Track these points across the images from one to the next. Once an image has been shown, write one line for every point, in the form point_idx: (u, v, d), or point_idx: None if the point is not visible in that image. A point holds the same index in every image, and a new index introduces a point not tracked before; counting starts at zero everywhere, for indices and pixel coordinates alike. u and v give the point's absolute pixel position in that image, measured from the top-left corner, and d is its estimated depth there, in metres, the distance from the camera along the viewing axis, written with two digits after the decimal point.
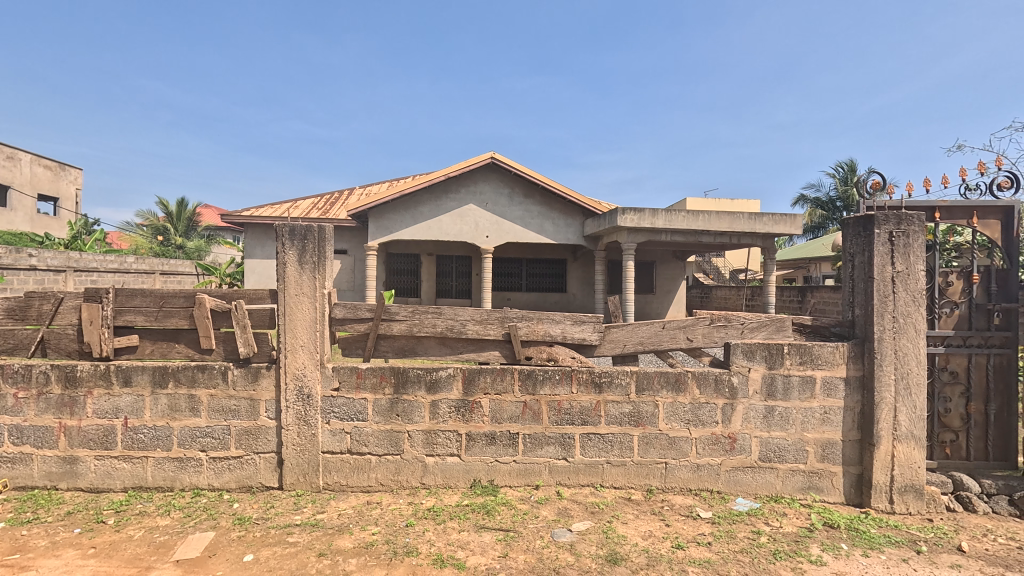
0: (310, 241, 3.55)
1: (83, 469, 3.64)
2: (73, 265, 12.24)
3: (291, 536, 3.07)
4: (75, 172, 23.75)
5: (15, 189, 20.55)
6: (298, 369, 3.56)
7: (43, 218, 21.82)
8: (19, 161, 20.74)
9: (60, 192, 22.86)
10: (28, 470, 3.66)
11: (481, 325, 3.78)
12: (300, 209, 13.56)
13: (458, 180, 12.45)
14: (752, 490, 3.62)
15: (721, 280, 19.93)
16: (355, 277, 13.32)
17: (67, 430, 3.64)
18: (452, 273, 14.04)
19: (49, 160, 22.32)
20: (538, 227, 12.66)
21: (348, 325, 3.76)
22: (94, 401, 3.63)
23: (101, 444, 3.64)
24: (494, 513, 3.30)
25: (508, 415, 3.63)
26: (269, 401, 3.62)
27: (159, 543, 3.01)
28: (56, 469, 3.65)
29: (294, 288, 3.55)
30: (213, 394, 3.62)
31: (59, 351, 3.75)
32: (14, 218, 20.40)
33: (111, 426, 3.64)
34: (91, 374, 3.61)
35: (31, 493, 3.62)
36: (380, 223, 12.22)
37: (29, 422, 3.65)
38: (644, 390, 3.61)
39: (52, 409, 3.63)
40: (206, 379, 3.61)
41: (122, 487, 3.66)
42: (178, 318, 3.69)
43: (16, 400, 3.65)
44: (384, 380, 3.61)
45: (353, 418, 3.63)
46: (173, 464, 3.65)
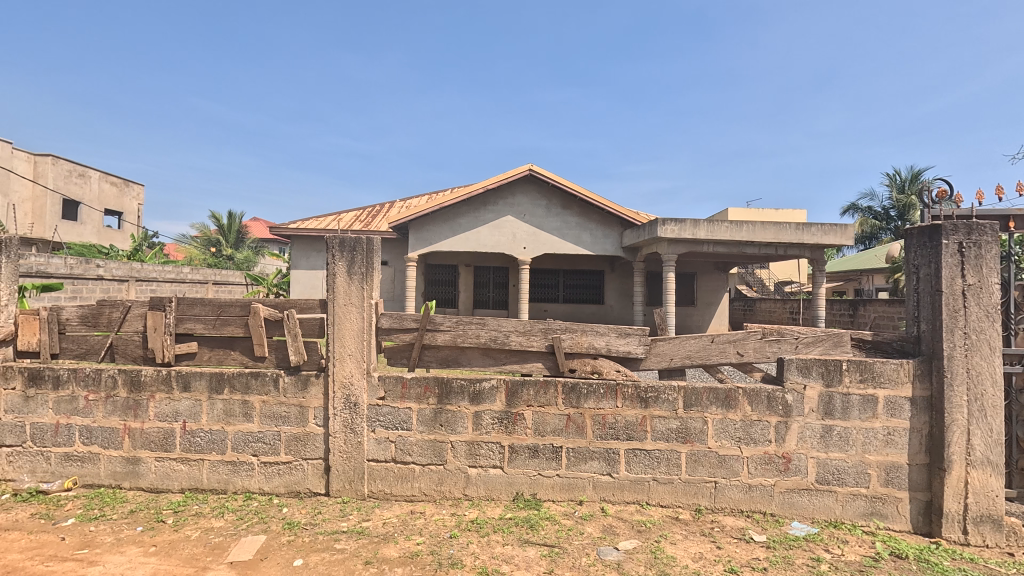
0: (358, 252, 3.64)
1: (144, 470, 3.82)
2: (135, 276, 13.00)
3: (338, 543, 3.12)
4: (137, 188, 25.32)
5: (85, 205, 22.04)
6: (346, 378, 3.64)
7: (108, 231, 23.37)
8: (89, 178, 22.28)
9: (123, 207, 24.41)
10: (95, 469, 3.87)
11: (524, 336, 3.77)
12: (344, 221, 13.97)
13: (496, 192, 12.55)
14: (809, 514, 3.44)
15: (766, 293, 19.33)
16: (395, 288, 13.60)
17: (131, 432, 3.84)
18: (490, 284, 14.16)
19: (115, 178, 23.92)
20: (576, 238, 12.60)
21: (394, 335, 3.82)
22: (155, 405, 3.81)
23: (161, 446, 3.81)
24: (538, 528, 3.26)
25: (552, 428, 3.59)
26: (318, 409, 3.71)
27: (214, 544, 3.11)
28: (120, 469, 3.84)
29: (343, 298, 3.64)
30: (266, 400, 3.74)
31: (125, 356, 3.99)
32: (83, 231, 21.90)
33: (171, 429, 3.81)
34: (154, 379, 3.80)
35: (97, 491, 3.82)
36: (420, 234, 12.44)
37: (97, 423, 3.86)
38: (693, 406, 3.50)
39: (118, 411, 3.84)
40: (259, 386, 3.73)
41: (179, 488, 3.81)
42: (234, 326, 3.85)
43: (86, 402, 3.87)
44: (428, 390, 3.65)
45: (398, 427, 3.67)
46: (227, 467, 3.78)
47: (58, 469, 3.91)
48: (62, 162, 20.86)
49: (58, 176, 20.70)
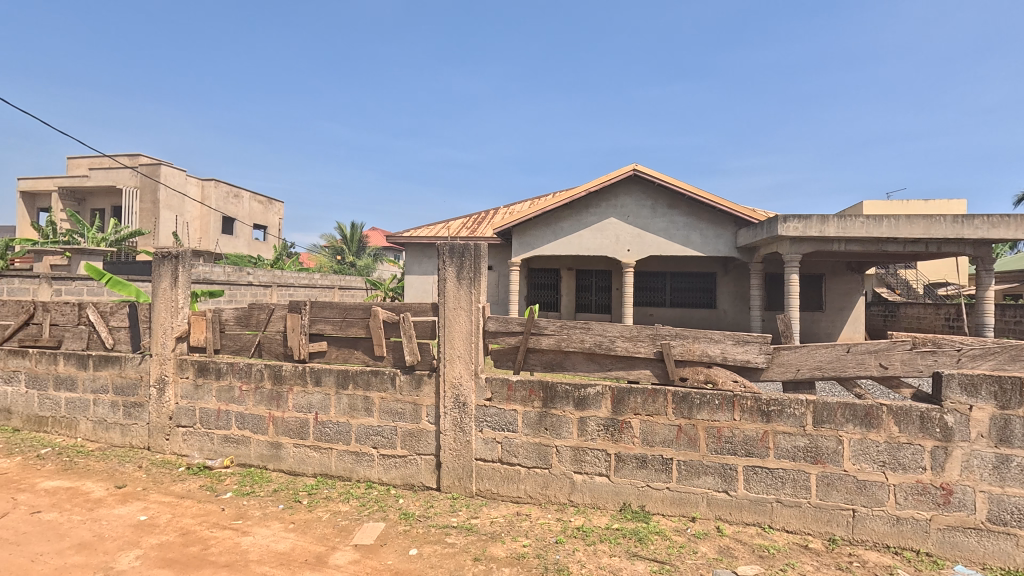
0: (467, 258, 3.79)
1: (284, 454, 4.31)
2: (277, 282, 14.77)
3: (449, 536, 3.25)
4: (279, 205, 28.85)
5: (239, 221, 25.61)
6: (455, 378, 3.80)
7: (257, 243, 26.91)
8: (242, 198, 25.84)
9: (268, 222, 27.96)
10: (247, 450, 4.44)
11: (631, 342, 3.66)
12: (452, 229, 14.65)
13: (599, 194, 12.38)
14: (977, 558, 2.92)
15: (913, 296, 16.85)
16: (499, 292, 13.97)
17: (275, 419, 4.35)
18: (593, 288, 13.97)
19: (261, 197, 27.41)
20: (684, 239, 12.00)
21: (500, 338, 3.91)
22: (293, 397, 4.28)
23: (298, 433, 4.27)
24: (647, 542, 3.13)
25: (661, 438, 3.43)
26: (430, 407, 3.92)
27: (341, 526, 3.42)
28: (266, 452, 4.37)
29: (452, 302, 3.81)
30: (384, 397, 4.03)
31: (270, 353, 4.54)
32: (238, 244, 25.45)
33: (306, 420, 4.25)
34: (292, 373, 4.28)
35: (249, 470, 4.39)
36: (523, 239, 12.68)
37: (248, 411, 4.44)
38: (824, 423, 3.14)
39: (264, 401, 4.37)
40: (378, 383, 4.04)
41: (312, 472, 4.24)
42: (357, 327, 4.21)
43: (240, 391, 4.46)
44: (533, 393, 3.68)
45: (504, 429, 3.75)
46: (352, 456, 4.13)
47: (219, 448, 4.55)
48: (222, 185, 24.35)
49: (219, 197, 24.19)
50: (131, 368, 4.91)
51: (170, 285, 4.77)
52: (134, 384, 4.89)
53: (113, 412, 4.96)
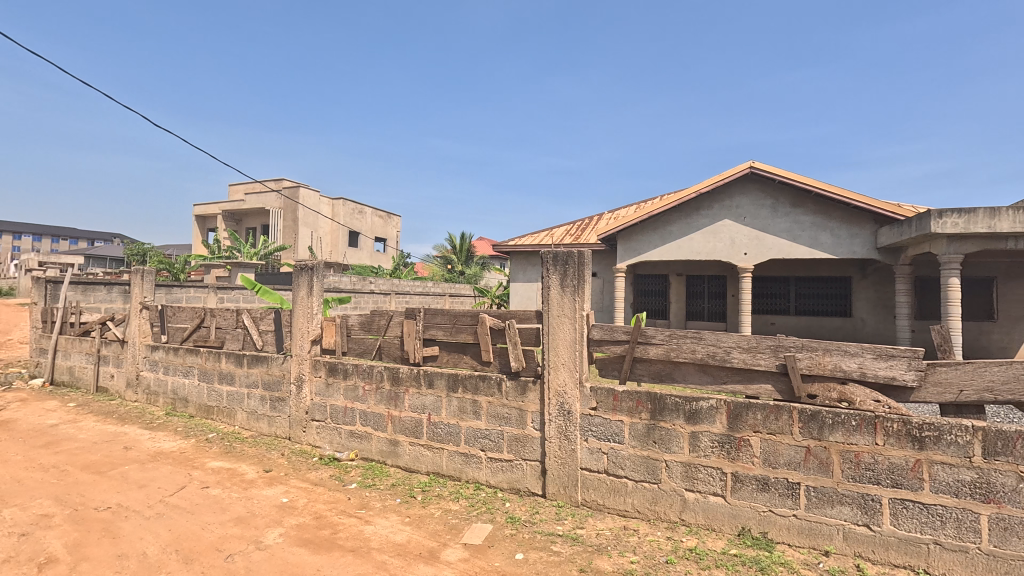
0: (571, 265, 3.79)
1: (401, 451, 4.61)
2: (395, 290, 15.93)
3: (555, 545, 3.25)
4: (397, 218, 31.19)
5: (362, 234, 28.14)
6: (560, 386, 3.80)
7: (377, 255, 29.35)
8: (365, 213, 28.36)
9: (387, 235, 30.35)
10: (369, 445, 4.83)
11: (749, 353, 3.39)
12: (556, 236, 14.73)
13: (710, 196, 11.67)
14: None
15: None
16: (604, 299, 13.75)
17: (393, 418, 4.68)
18: (705, 295, 13.19)
19: (381, 212, 29.82)
20: (811, 240, 10.87)
21: (606, 347, 3.84)
22: (409, 398, 4.58)
23: (413, 432, 4.56)
24: (770, 573, 2.86)
25: (786, 460, 3.13)
26: (535, 413, 3.96)
27: (452, 524, 3.57)
28: (386, 448, 4.72)
29: (557, 309, 3.83)
30: (491, 401, 4.15)
31: (389, 356, 4.91)
32: (361, 255, 27.98)
33: (420, 420, 4.52)
34: (408, 376, 4.59)
35: (371, 463, 4.77)
36: (628, 245, 12.37)
37: (371, 409, 4.83)
38: (997, 455, 2.66)
39: (384, 400, 4.73)
40: (486, 388, 4.18)
41: (425, 470, 4.49)
42: (466, 333, 4.41)
43: (364, 390, 4.88)
44: (641, 405, 3.56)
45: (610, 440, 3.67)
46: (461, 457, 4.30)
47: (345, 442, 5.01)
48: (348, 202, 26.91)
49: (346, 213, 26.76)
50: (276, 366, 5.59)
51: (307, 293, 5.38)
52: (278, 381, 5.57)
53: (262, 404, 5.69)
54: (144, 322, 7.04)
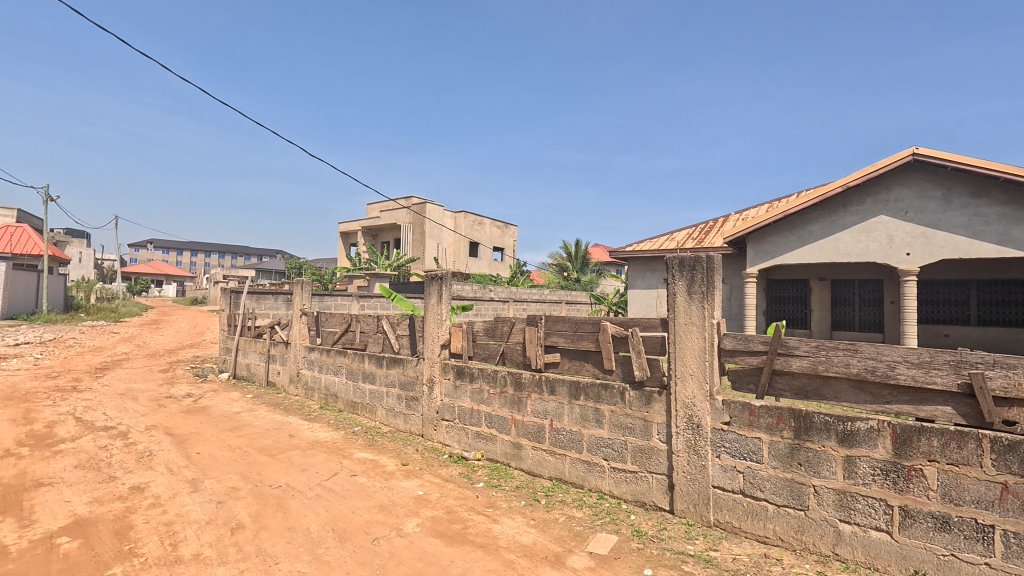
0: (699, 271, 3.61)
1: (524, 454, 4.73)
2: (513, 297, 16.41)
3: (686, 564, 3.10)
4: (514, 228, 32.13)
5: (482, 244, 29.44)
6: (688, 398, 3.62)
7: (496, 263, 30.49)
8: (484, 225, 29.64)
9: (505, 244, 31.40)
10: (493, 447, 5.03)
11: (920, 370, 2.93)
12: (677, 240, 14.05)
13: (861, 189, 10.31)
14: None
15: None
16: (732, 306, 12.81)
17: (516, 422, 4.82)
18: (855, 302, 11.66)
19: (499, 222, 30.96)
20: (999, 236, 9.08)
21: (739, 358, 3.58)
22: (532, 403, 4.69)
23: (536, 437, 4.65)
24: None
25: (973, 497, 2.65)
26: (661, 425, 3.82)
27: (576, 532, 3.58)
28: (509, 451, 4.88)
29: (684, 317, 3.67)
30: (614, 410, 4.09)
31: (512, 361, 5.08)
32: (481, 264, 29.27)
33: (542, 425, 4.60)
34: (530, 381, 4.71)
35: (495, 464, 4.96)
36: (760, 248, 11.41)
37: (495, 412, 5.03)
38: None
39: (508, 404, 4.90)
40: (608, 397, 4.13)
41: (548, 475, 4.55)
42: (587, 341, 4.41)
43: (488, 394, 5.10)
44: (782, 422, 3.26)
45: (747, 458, 3.40)
46: (584, 465, 4.29)
47: (472, 442, 5.27)
48: (469, 214, 28.36)
49: (467, 225, 28.22)
50: (411, 368, 6.08)
51: (437, 301, 5.78)
52: (412, 382, 6.05)
53: (398, 403, 6.22)
54: (303, 326, 8.10)
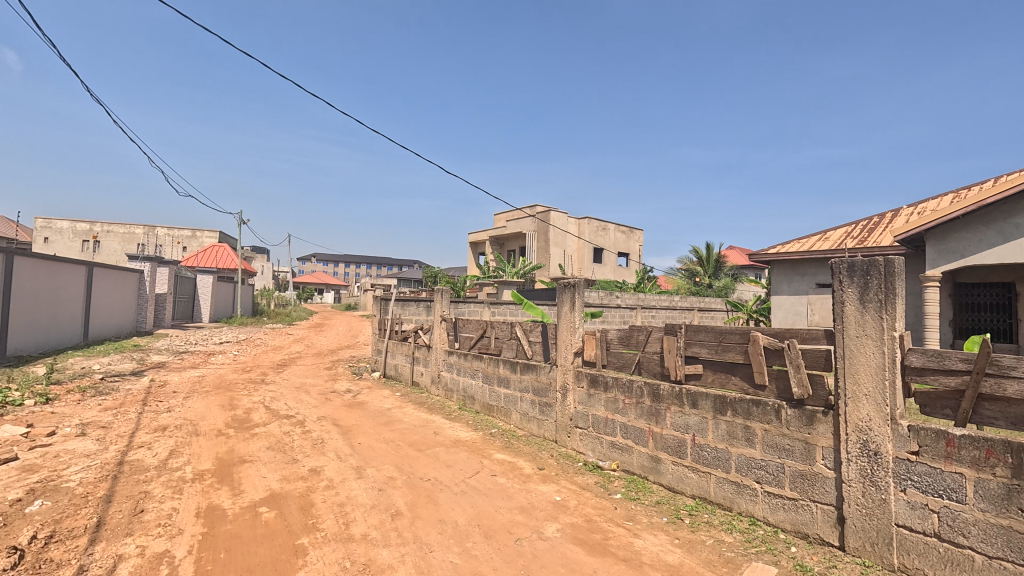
0: (874, 276, 3.17)
1: (664, 469, 4.55)
2: (641, 304, 15.90)
3: None
4: (639, 232, 31.18)
5: (606, 250, 29.02)
6: (862, 420, 3.19)
7: (621, 269, 29.85)
8: (609, 230, 29.18)
9: (631, 249, 30.58)
10: (630, 458, 4.91)
11: None
12: (831, 240, 12.41)
13: None
14: None
15: None
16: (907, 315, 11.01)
17: (654, 434, 4.66)
18: None
19: (623, 227, 30.27)
20: None
21: (931, 377, 3.06)
22: (671, 416, 4.50)
23: (676, 452, 4.44)
24: None
25: None
26: (827, 449, 3.41)
27: (728, 557, 3.34)
28: (647, 464, 4.72)
29: (855, 329, 3.25)
30: (768, 429, 3.76)
31: (648, 371, 4.94)
32: (605, 270, 28.85)
33: (683, 440, 4.39)
34: (669, 393, 4.52)
35: (632, 477, 4.84)
36: (943, 247, 9.55)
37: (631, 423, 4.91)
38: None
39: (645, 415, 4.76)
40: (761, 414, 3.80)
41: (690, 493, 4.31)
42: (734, 352, 4.11)
43: (624, 404, 5.00)
44: (993, 456, 2.75)
45: (943, 496, 2.90)
46: (732, 486, 3.99)
47: (607, 452, 5.20)
48: (593, 220, 28.14)
49: (591, 231, 28.04)
50: (544, 374, 6.20)
51: (569, 308, 5.82)
52: (546, 388, 6.16)
53: (532, 407, 6.38)
54: (443, 331, 8.72)
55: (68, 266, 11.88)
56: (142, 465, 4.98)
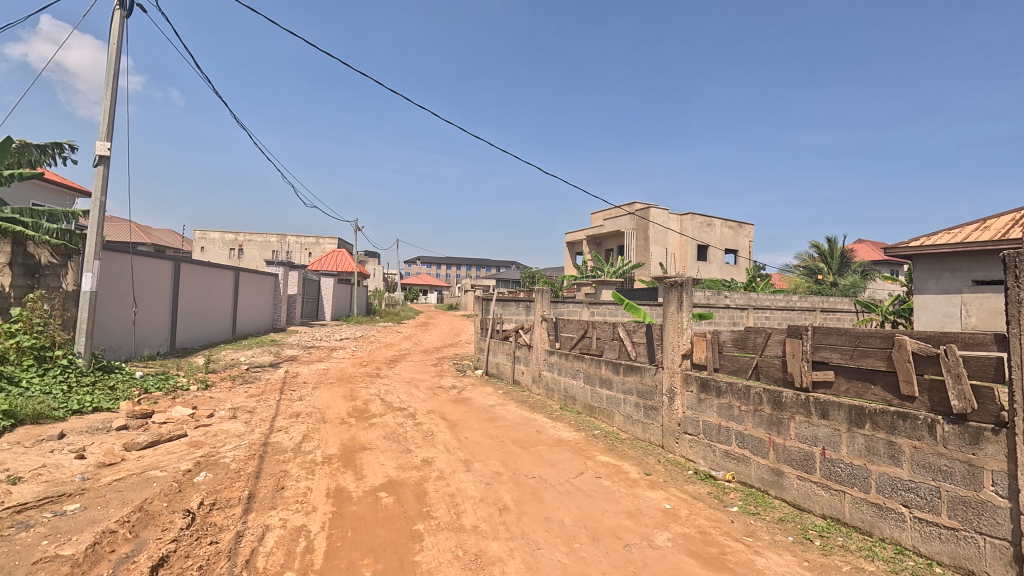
0: None
1: (788, 484, 4.17)
2: (753, 304, 14.78)
3: None
4: (749, 227, 28.98)
5: (712, 247, 27.36)
6: None
7: (728, 267, 28.03)
8: (714, 226, 27.48)
9: (739, 245, 28.53)
10: (747, 469, 4.58)
11: None
12: (993, 229, 10.58)
13: None
14: None
15: None
16: None
17: (775, 445, 4.29)
18: None
19: (731, 222, 28.33)
20: None
21: None
22: (796, 426, 4.12)
23: (803, 466, 4.05)
24: None
25: None
26: (999, 474, 2.91)
27: None
28: (767, 477, 4.37)
29: None
30: (918, 447, 3.30)
31: (768, 377, 4.58)
32: (711, 269, 27.22)
33: (811, 453, 3.99)
34: (794, 402, 4.14)
35: (750, 490, 4.50)
36: None
37: (748, 432, 4.57)
38: None
39: (764, 425, 4.40)
40: (909, 429, 3.35)
41: (820, 513, 3.91)
42: (874, 358, 3.67)
43: (739, 411, 4.67)
44: None
45: None
46: (873, 509, 3.55)
47: (721, 461, 4.89)
48: (697, 216, 26.67)
49: (695, 227, 26.59)
50: (649, 377, 5.99)
51: (677, 308, 5.56)
52: (651, 391, 5.94)
53: (636, 410, 6.20)
54: (544, 330, 8.78)
55: (220, 271, 13.75)
56: (281, 447, 5.60)
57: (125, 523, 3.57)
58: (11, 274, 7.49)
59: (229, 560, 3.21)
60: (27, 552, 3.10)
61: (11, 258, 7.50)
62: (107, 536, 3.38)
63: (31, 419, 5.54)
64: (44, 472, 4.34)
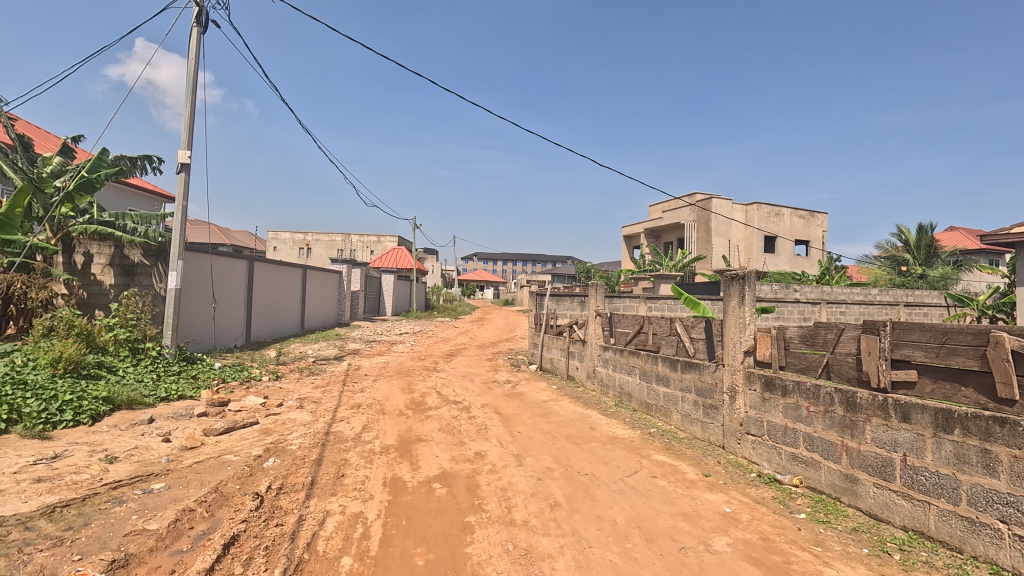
0: None
1: (863, 492, 3.86)
2: (825, 298, 13.85)
3: None
4: (822, 216, 27.11)
5: (780, 238, 25.85)
6: None
7: (799, 259, 26.42)
8: (783, 216, 25.91)
9: (811, 236, 26.75)
10: (817, 474, 4.28)
11: None
12: None
13: None
14: None
15: None
16: None
17: (848, 450, 3.99)
18: None
19: (802, 211, 26.58)
20: None
21: None
22: (872, 429, 3.80)
23: (880, 473, 3.73)
24: None
25: None
26: None
27: None
28: (840, 483, 4.06)
29: None
30: (1018, 457, 2.96)
31: (840, 376, 4.26)
32: (779, 261, 25.76)
33: (890, 459, 3.66)
34: (870, 403, 3.82)
35: (820, 496, 4.20)
36: None
37: (817, 434, 4.27)
38: None
39: (836, 427, 4.09)
40: (1007, 436, 3.01)
41: (901, 524, 3.58)
42: (965, 357, 3.33)
43: (808, 412, 4.37)
44: None
45: None
46: (962, 523, 3.21)
47: (787, 465, 4.60)
48: (764, 205, 25.24)
49: (761, 218, 25.18)
50: (709, 374, 5.74)
51: (738, 303, 5.29)
52: (711, 389, 5.69)
53: (695, 409, 5.96)
54: (599, 326, 8.62)
55: (289, 269, 14.57)
56: (343, 436, 5.86)
57: (202, 502, 3.86)
58: (110, 274, 8.31)
59: (292, 542, 3.39)
60: (120, 525, 3.42)
61: (111, 258, 8.33)
62: (187, 514, 3.66)
63: (126, 404, 6.11)
64: (135, 453, 4.77)
